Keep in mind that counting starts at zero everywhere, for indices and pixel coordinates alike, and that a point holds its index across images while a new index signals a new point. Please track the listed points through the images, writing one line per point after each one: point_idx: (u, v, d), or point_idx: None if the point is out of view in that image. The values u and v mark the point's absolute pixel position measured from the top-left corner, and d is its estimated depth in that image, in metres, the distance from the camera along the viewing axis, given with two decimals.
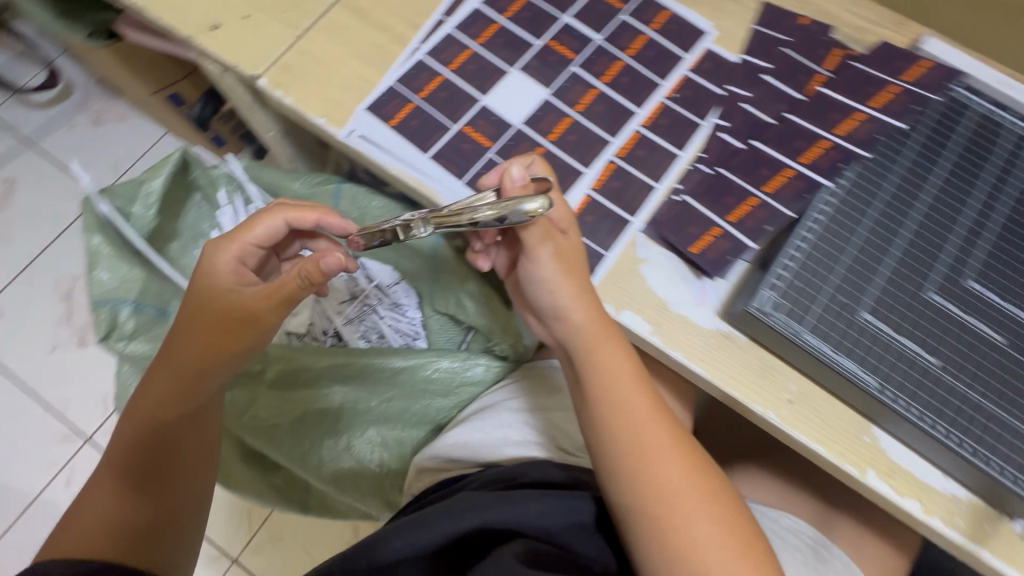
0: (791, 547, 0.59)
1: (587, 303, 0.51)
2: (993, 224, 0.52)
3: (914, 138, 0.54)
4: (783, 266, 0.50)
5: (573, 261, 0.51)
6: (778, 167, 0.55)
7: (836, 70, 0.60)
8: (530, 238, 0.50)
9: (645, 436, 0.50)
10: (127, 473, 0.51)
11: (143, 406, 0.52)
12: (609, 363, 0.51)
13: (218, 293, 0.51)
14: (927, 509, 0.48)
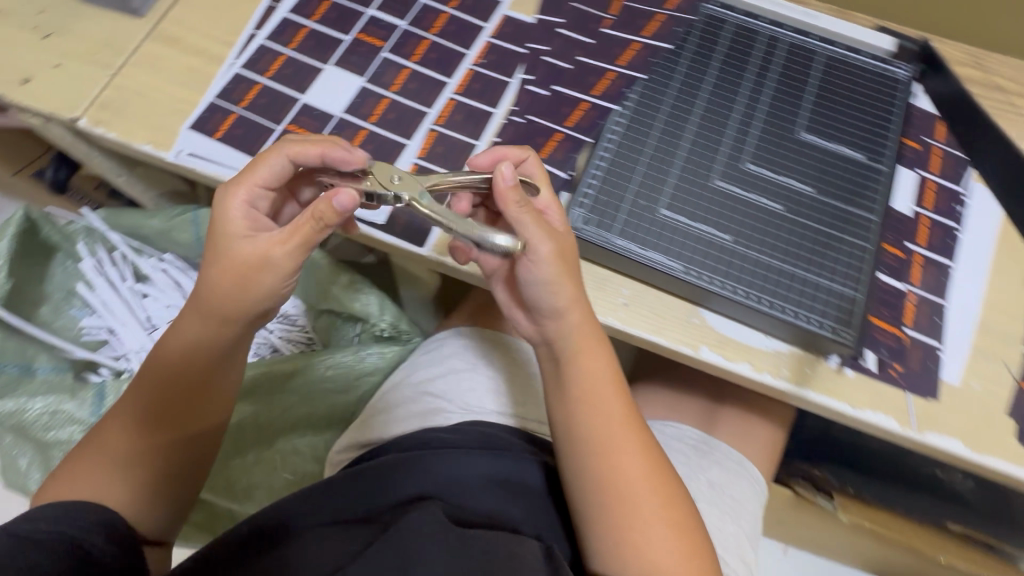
0: (673, 450, 0.65)
1: (576, 307, 0.50)
2: (761, 114, 0.59)
3: (682, 56, 0.62)
4: (587, 185, 0.55)
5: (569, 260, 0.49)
6: (575, 103, 0.61)
7: (618, 12, 0.66)
8: (524, 227, 0.47)
9: (614, 436, 0.51)
10: (119, 455, 0.51)
11: (165, 369, 0.51)
12: (592, 367, 0.51)
13: (235, 241, 0.47)
14: (757, 367, 0.54)
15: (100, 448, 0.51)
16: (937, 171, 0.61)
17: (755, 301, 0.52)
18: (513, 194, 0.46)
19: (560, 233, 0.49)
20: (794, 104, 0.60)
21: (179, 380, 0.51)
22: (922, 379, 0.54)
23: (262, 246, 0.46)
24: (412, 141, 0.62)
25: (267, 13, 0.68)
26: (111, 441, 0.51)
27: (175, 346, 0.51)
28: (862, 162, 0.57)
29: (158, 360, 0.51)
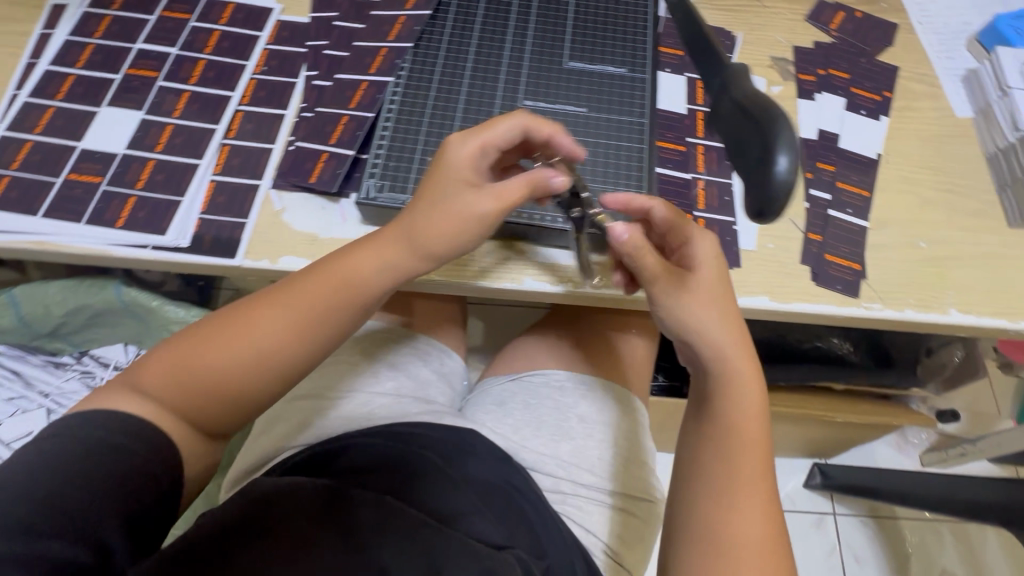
0: (547, 394, 0.67)
1: (731, 333, 0.52)
2: (528, 53, 0.63)
3: (446, 19, 0.65)
4: (376, 158, 0.58)
5: (721, 301, 0.52)
6: (356, 84, 0.63)
7: None
8: (702, 248, 0.52)
9: (747, 484, 0.48)
10: (279, 363, 0.48)
11: (285, 327, 0.48)
12: (745, 400, 0.51)
13: (453, 181, 0.50)
14: (577, 282, 0.58)
15: (258, 373, 0.48)
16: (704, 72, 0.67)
17: (556, 224, 0.56)
18: (694, 228, 0.53)
19: (720, 268, 0.52)
20: (557, 37, 0.64)
21: (286, 351, 0.48)
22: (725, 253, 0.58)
23: (491, 189, 0.50)
24: (203, 160, 0.61)
25: (27, 70, 0.65)
26: (239, 364, 0.47)
27: (317, 291, 0.49)
28: (625, 75, 0.62)
29: (294, 302, 0.49)
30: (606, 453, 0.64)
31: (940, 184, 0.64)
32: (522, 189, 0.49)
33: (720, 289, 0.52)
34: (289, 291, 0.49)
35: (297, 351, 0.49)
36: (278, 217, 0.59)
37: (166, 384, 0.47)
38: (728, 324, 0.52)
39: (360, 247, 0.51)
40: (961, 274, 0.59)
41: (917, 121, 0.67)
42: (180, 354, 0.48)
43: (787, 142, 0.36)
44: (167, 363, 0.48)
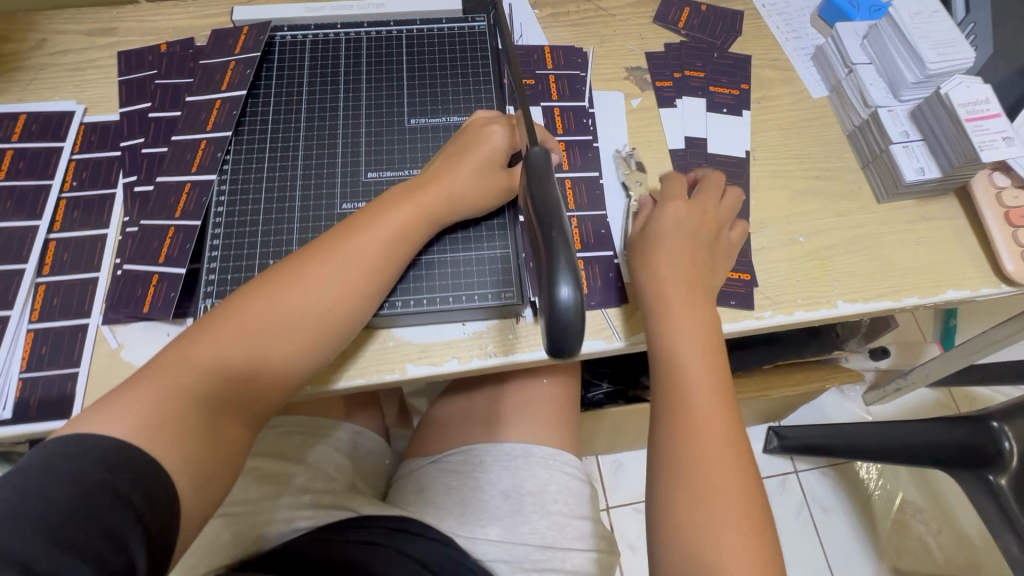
0: (465, 473, 0.66)
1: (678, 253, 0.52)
2: (364, 118, 0.58)
3: (267, 96, 0.59)
4: (211, 272, 0.51)
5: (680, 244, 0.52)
6: (178, 188, 0.55)
7: (195, 74, 0.61)
8: (659, 222, 0.53)
9: (696, 407, 0.47)
10: (300, 338, 0.45)
11: (307, 298, 0.45)
12: (674, 320, 0.50)
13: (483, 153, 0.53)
14: (465, 357, 0.53)
15: (286, 351, 0.45)
16: (557, 97, 0.65)
17: (426, 305, 0.52)
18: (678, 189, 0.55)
19: (686, 221, 0.53)
20: (394, 95, 0.59)
21: (315, 325, 0.46)
22: (607, 288, 0.56)
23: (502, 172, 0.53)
24: (15, 309, 0.53)
25: None
26: (272, 346, 0.44)
27: (329, 270, 0.47)
28: None
29: (315, 283, 0.46)
30: (536, 524, 0.62)
31: (808, 171, 0.63)
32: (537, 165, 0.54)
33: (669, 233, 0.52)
34: (304, 273, 0.46)
35: (324, 332, 0.46)
36: (115, 357, 0.52)
37: (170, 387, 0.40)
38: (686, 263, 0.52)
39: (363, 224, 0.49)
40: (843, 261, 0.59)
41: (776, 110, 0.67)
42: (196, 347, 0.42)
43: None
44: (176, 365, 0.41)
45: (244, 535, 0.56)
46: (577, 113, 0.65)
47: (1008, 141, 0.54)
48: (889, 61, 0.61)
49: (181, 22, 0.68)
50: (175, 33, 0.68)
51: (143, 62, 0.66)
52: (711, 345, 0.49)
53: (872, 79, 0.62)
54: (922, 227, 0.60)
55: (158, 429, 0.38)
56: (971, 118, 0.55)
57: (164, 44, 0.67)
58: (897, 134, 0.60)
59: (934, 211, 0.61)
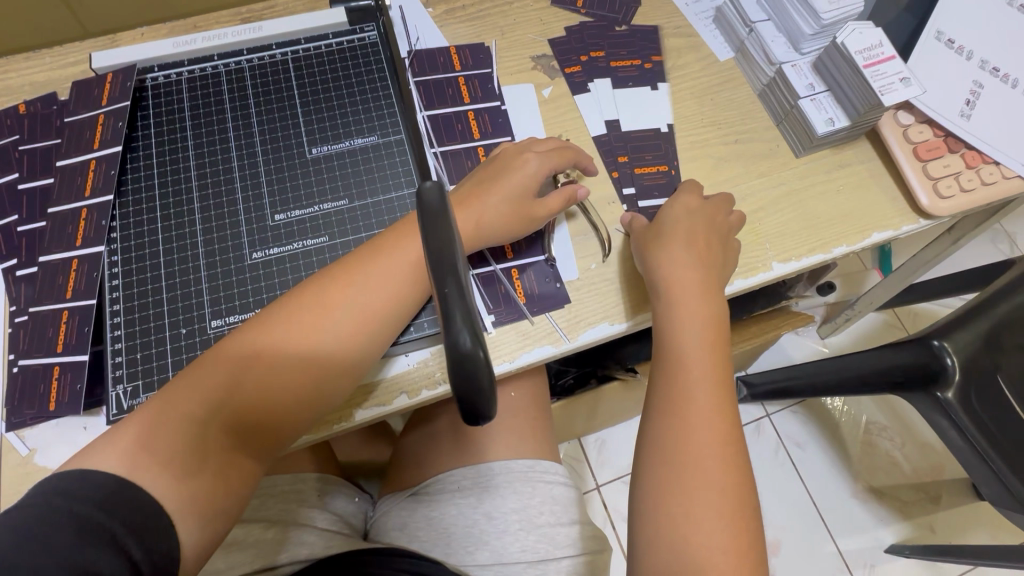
0: (446, 500, 0.66)
1: (682, 237, 0.53)
2: (262, 156, 0.53)
3: (148, 148, 0.53)
4: (116, 353, 0.47)
5: (688, 232, 0.53)
6: (64, 266, 0.50)
7: (62, 134, 0.55)
8: (671, 216, 0.54)
9: (690, 396, 0.47)
10: (305, 386, 0.44)
11: (308, 347, 0.44)
12: (673, 310, 0.50)
13: (520, 185, 0.52)
14: (413, 390, 0.51)
15: (290, 396, 0.44)
16: (470, 101, 0.62)
17: None
18: (686, 194, 0.56)
19: (693, 225, 0.53)
20: (289, 125, 0.55)
21: (319, 379, 0.45)
22: (546, 294, 0.55)
23: (532, 206, 0.52)
24: None
25: None
26: (277, 392, 0.43)
27: (329, 318, 0.45)
28: (379, 143, 0.55)
29: (314, 331, 0.44)
30: (526, 540, 0.62)
31: (726, 137, 0.63)
32: (563, 204, 0.54)
33: (682, 227, 0.53)
34: (308, 312, 0.45)
35: (328, 384, 0.45)
36: (28, 464, 0.47)
37: (177, 427, 0.41)
38: (694, 249, 0.52)
39: (366, 265, 0.47)
40: (772, 222, 0.59)
41: (686, 78, 0.66)
42: (203, 385, 0.42)
43: (465, 313, 0.23)
44: (185, 406, 0.41)
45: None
46: (495, 116, 0.62)
47: (905, 81, 0.56)
48: (786, 17, 0.61)
49: (38, 75, 0.61)
50: (34, 88, 0.61)
51: (2, 127, 0.59)
52: (713, 350, 0.49)
53: (772, 36, 0.63)
54: (840, 175, 0.62)
55: (159, 474, 0.39)
56: (869, 63, 0.56)
57: (23, 104, 0.60)
58: (803, 88, 0.60)
59: (850, 156, 0.62)
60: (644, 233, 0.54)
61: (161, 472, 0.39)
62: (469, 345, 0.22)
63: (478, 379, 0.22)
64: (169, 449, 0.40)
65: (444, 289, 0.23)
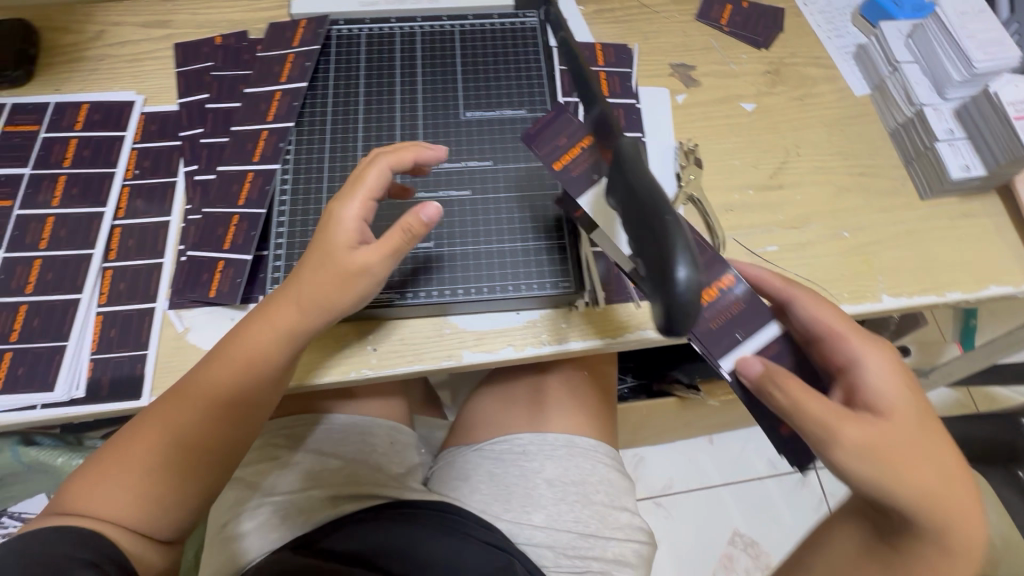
0: (511, 466, 0.66)
1: (902, 403, 0.44)
2: (422, 110, 0.59)
3: (326, 88, 0.60)
4: (277, 258, 0.53)
5: (900, 387, 0.44)
6: (240, 177, 0.57)
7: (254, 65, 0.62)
8: (878, 379, 0.44)
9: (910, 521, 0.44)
10: (251, 393, 0.48)
11: (251, 359, 0.48)
12: (909, 484, 0.43)
13: (336, 248, 0.47)
14: (519, 345, 0.55)
15: (230, 409, 0.48)
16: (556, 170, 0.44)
17: (481, 293, 0.54)
18: (829, 308, 0.48)
19: (905, 388, 0.45)
20: (449, 88, 0.60)
21: (263, 381, 0.48)
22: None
23: (359, 255, 0.47)
24: (85, 292, 0.55)
25: None
26: (216, 405, 0.48)
27: (260, 331, 0.48)
28: (527, 116, 0.59)
29: (251, 350, 0.48)
30: (587, 509, 0.64)
31: (851, 168, 0.64)
32: (400, 240, 0.47)
33: (896, 392, 0.44)
34: (245, 334, 0.48)
35: (274, 379, 0.49)
36: (182, 339, 0.54)
37: (165, 434, 0.47)
38: (919, 426, 0.44)
39: (297, 279, 0.48)
40: (887, 256, 0.60)
41: (819, 107, 0.68)
42: (192, 400, 0.48)
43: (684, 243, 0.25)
44: (183, 417, 0.48)
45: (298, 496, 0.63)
46: (558, 117, 0.45)
47: None
48: (935, 61, 0.63)
49: (236, 14, 0.70)
50: (231, 24, 0.69)
51: (200, 54, 0.67)
52: (942, 482, 0.44)
53: (916, 78, 0.64)
54: (964, 224, 0.61)
55: (147, 484, 0.47)
56: (1019, 116, 0.57)
57: (220, 36, 0.68)
58: (942, 132, 0.61)
59: (977, 208, 0.62)
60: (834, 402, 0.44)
61: (160, 474, 0.47)
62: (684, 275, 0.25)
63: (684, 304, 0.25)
64: (165, 445, 0.47)
65: (666, 217, 0.26)
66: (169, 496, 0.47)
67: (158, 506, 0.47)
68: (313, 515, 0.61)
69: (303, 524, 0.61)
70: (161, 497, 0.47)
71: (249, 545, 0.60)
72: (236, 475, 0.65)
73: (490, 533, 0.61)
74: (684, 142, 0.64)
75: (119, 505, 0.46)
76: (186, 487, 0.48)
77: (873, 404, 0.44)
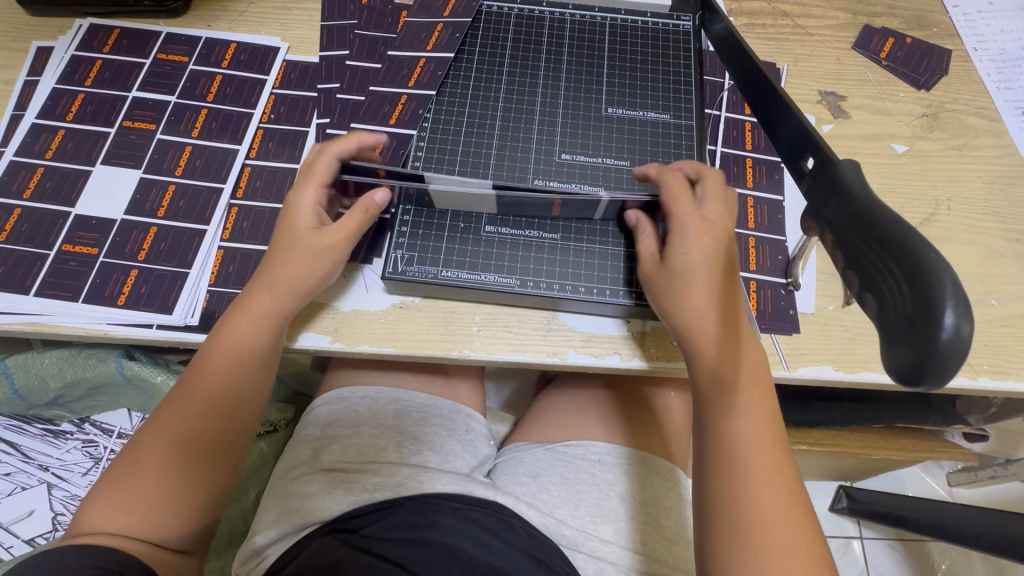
0: (579, 474, 0.64)
1: (723, 331, 0.45)
2: (565, 99, 0.57)
3: (471, 62, 0.59)
4: (402, 224, 0.53)
5: (717, 281, 0.46)
6: (373, 137, 0.55)
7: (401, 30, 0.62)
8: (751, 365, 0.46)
9: (760, 480, 0.42)
10: (232, 385, 0.48)
11: (227, 392, 0.48)
12: (741, 423, 0.44)
13: (300, 233, 0.49)
14: (626, 355, 0.53)
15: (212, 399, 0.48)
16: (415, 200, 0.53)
17: (601, 295, 0.52)
18: (679, 191, 0.48)
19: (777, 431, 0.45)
20: (595, 80, 0.58)
21: (236, 373, 0.48)
22: (777, 316, 0.54)
23: (320, 239, 0.49)
24: (211, 225, 0.56)
25: (13, 126, 0.60)
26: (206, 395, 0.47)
27: (241, 324, 0.48)
28: (670, 122, 0.57)
29: (237, 341, 0.48)
30: (657, 535, 0.61)
31: (1006, 232, 0.59)
32: (359, 220, 0.49)
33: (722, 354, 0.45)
34: (226, 325, 0.48)
35: (260, 368, 0.49)
36: None
37: (152, 456, 0.46)
38: (716, 277, 0.46)
39: (264, 272, 0.49)
40: None
41: (978, 161, 0.62)
42: (183, 393, 0.48)
43: (948, 292, 0.28)
44: (164, 426, 0.47)
45: (367, 462, 0.63)
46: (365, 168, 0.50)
47: None
48: None
49: None
50: None
51: (346, 9, 0.68)
52: (775, 423, 0.45)
53: None
54: None
55: (148, 510, 0.45)
56: None
57: None
58: None
59: None
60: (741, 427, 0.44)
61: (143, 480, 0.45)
62: (949, 323, 0.27)
63: (952, 350, 0.27)
64: (160, 467, 0.46)
65: (930, 259, 0.29)
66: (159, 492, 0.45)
67: (167, 521, 0.45)
68: (378, 488, 0.60)
69: (367, 496, 0.60)
70: (157, 518, 0.45)
71: (313, 503, 0.60)
72: (297, 434, 0.68)
73: (544, 540, 0.59)
74: None
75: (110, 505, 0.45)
76: (191, 500, 0.47)
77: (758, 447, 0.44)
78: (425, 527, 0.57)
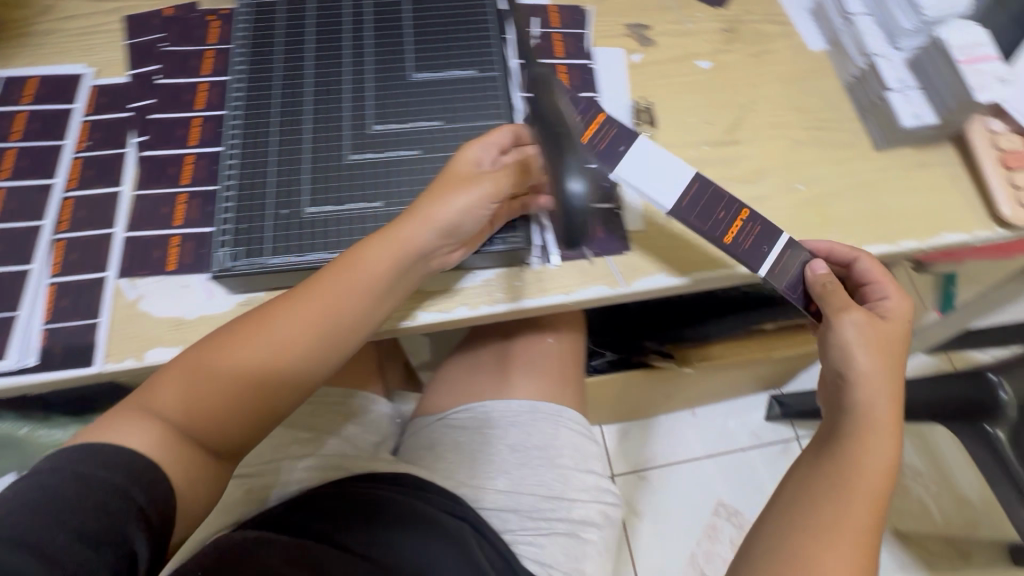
0: (474, 436, 0.68)
1: (884, 376, 0.50)
2: (371, 74, 0.59)
3: (275, 53, 0.60)
4: (224, 223, 0.52)
5: (895, 351, 0.52)
6: (180, 160, 0.60)
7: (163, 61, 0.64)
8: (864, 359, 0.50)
9: (865, 490, 0.48)
10: (294, 370, 0.48)
11: (290, 369, 0.48)
12: (878, 402, 0.50)
13: (453, 174, 0.51)
14: (474, 304, 0.55)
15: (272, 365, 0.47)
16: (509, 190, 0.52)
17: None
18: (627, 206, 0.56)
19: (895, 436, 0.50)
20: (398, 50, 0.60)
21: (303, 361, 0.48)
22: (754, 251, 0.54)
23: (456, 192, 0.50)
24: (36, 262, 0.55)
25: None
26: (265, 362, 0.47)
27: (362, 270, 0.49)
28: (476, 77, 0.59)
29: (359, 279, 0.49)
30: (549, 476, 0.66)
31: (806, 122, 0.64)
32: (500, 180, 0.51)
33: (874, 360, 0.51)
34: (339, 265, 0.49)
35: (345, 328, 0.49)
36: (134, 308, 0.54)
37: (192, 394, 0.46)
38: (888, 342, 0.52)
39: (406, 213, 0.51)
40: (841, 208, 0.60)
41: (775, 63, 0.67)
42: (294, 309, 0.48)
43: (575, 170, 0.40)
44: (245, 351, 0.47)
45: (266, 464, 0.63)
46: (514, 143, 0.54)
47: (1001, 82, 0.56)
48: (886, 11, 0.62)
49: None
50: None
51: (149, 26, 0.67)
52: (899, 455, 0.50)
53: (869, 29, 0.63)
54: (919, 174, 0.62)
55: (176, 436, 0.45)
56: (966, 62, 0.56)
57: (170, 8, 0.67)
58: (893, 80, 0.61)
59: (931, 158, 0.62)
60: (867, 384, 0.50)
61: (180, 423, 0.45)
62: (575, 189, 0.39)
63: (579, 212, 0.40)
64: (204, 415, 0.46)
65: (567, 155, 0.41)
66: (204, 428, 0.46)
67: (195, 458, 0.46)
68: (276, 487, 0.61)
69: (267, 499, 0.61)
70: (190, 443, 0.46)
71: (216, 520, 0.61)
72: None
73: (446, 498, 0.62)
74: (640, 102, 0.65)
75: (149, 431, 0.44)
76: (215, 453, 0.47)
77: (862, 396, 0.50)
78: (318, 504, 0.58)
